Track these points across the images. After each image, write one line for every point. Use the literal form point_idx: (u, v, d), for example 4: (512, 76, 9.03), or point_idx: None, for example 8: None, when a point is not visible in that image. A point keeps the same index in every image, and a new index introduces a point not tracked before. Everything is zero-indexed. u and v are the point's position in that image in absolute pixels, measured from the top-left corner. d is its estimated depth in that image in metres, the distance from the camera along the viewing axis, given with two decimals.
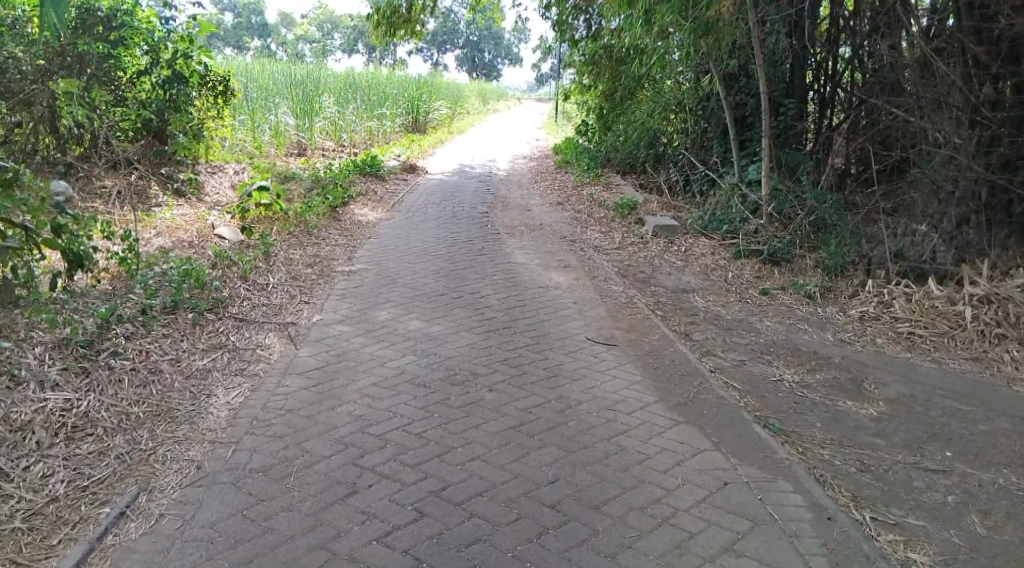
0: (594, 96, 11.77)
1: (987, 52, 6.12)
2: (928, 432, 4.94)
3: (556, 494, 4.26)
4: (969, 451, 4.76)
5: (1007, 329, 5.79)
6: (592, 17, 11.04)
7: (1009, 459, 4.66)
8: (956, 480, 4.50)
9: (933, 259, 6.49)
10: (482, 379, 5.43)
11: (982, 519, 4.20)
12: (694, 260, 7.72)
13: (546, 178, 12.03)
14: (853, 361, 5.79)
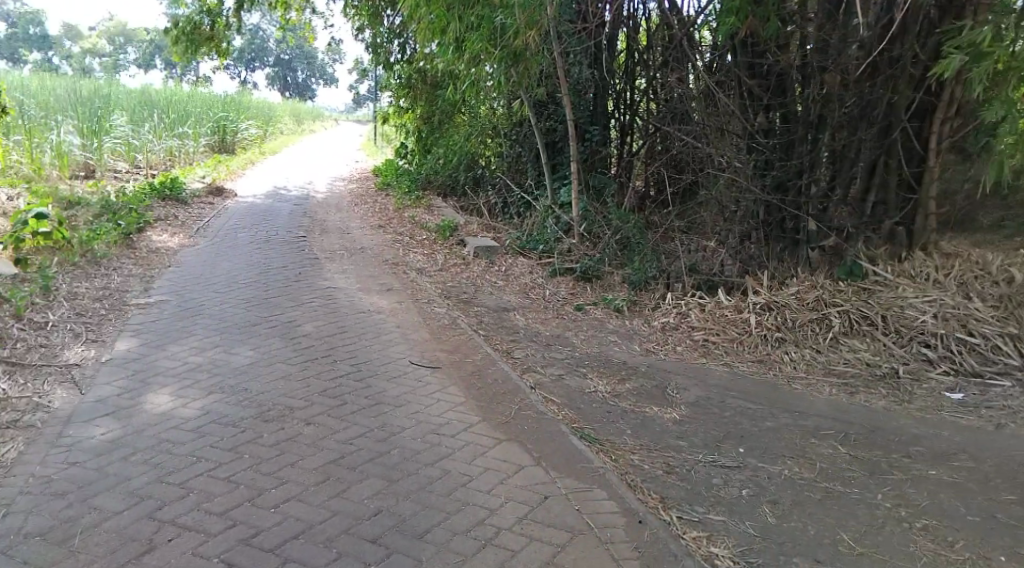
0: (411, 119, 11.77)
1: (760, 85, 6.83)
2: (722, 431, 5.01)
3: (378, 528, 3.99)
4: (759, 446, 4.78)
5: (785, 333, 6.20)
6: (406, 42, 11.19)
7: (794, 451, 4.69)
8: (748, 474, 4.46)
9: (722, 273, 7.09)
10: (298, 413, 5.10)
11: (772, 509, 4.12)
12: (514, 279, 7.89)
13: (366, 200, 11.78)
14: (658, 369, 6.08)
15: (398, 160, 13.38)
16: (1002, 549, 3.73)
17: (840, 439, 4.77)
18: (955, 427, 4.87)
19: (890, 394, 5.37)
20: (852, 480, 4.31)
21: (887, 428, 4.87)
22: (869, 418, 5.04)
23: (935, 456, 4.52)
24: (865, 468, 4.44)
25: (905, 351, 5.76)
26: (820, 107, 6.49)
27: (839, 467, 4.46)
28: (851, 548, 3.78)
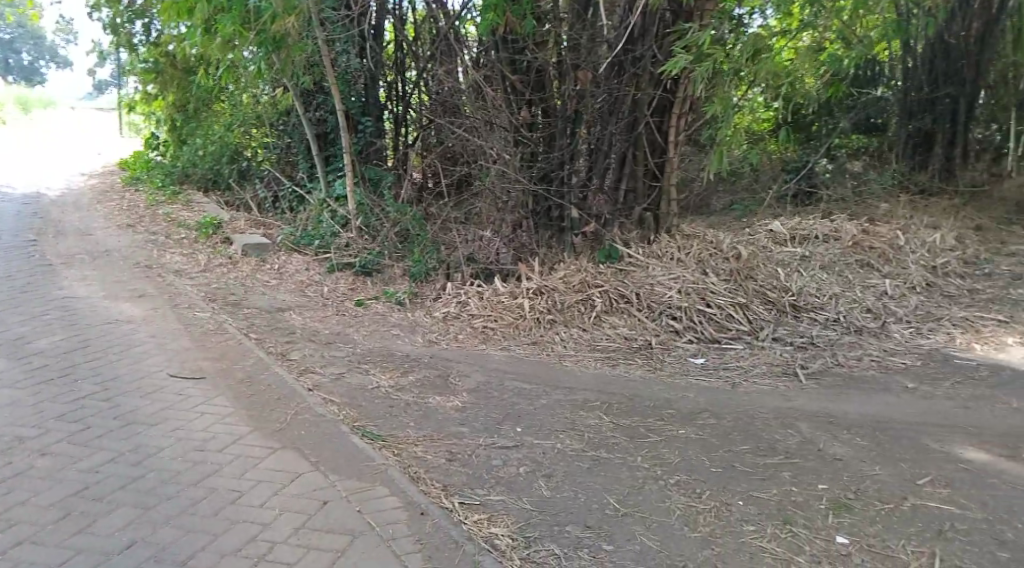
0: (162, 106, 11.24)
1: (522, 81, 7.09)
2: (501, 413, 5.21)
3: (130, 562, 3.68)
4: (534, 424, 5.02)
5: (556, 315, 6.47)
6: (152, 21, 10.60)
7: (564, 425, 4.97)
8: (525, 451, 4.68)
9: (497, 262, 7.31)
10: (30, 444, 4.61)
11: (546, 482, 4.33)
12: (288, 277, 7.65)
13: (110, 196, 10.88)
14: (440, 359, 6.13)
15: (148, 151, 12.54)
16: (740, 494, 4.06)
17: (606, 411, 5.12)
18: (699, 389, 5.33)
19: (645, 362, 5.79)
20: (616, 449, 4.62)
21: (642, 397, 5.28)
22: (631, 387, 5.45)
23: (685, 418, 4.93)
24: (626, 433, 4.80)
25: (656, 324, 6.17)
26: (575, 103, 6.89)
27: (604, 436, 4.79)
28: (614, 510, 4.01)
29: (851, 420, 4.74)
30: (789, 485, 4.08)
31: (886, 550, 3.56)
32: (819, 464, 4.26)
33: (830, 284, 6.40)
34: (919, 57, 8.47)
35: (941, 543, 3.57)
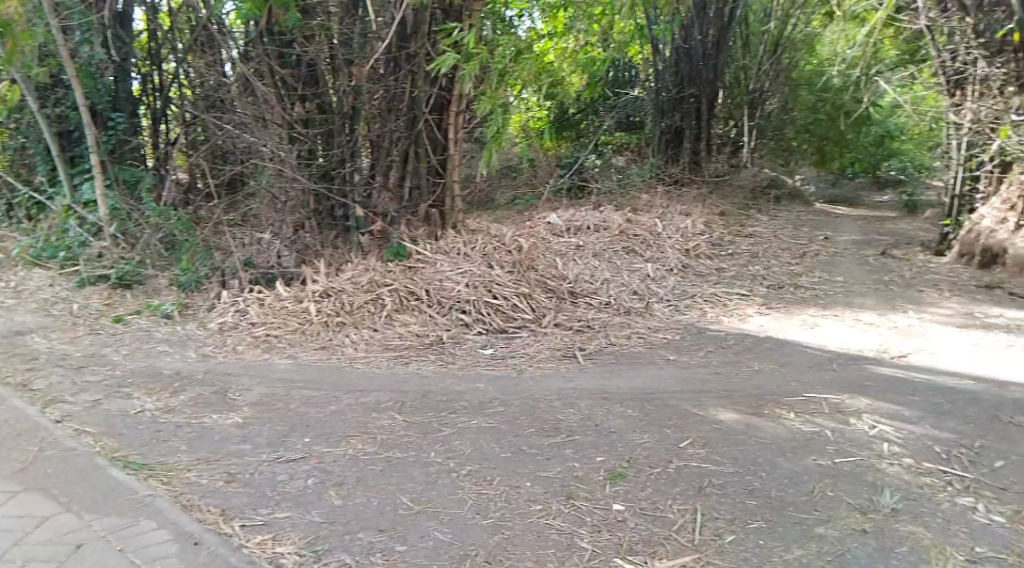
0: None
1: (292, 76, 5.46)
2: (285, 424, 3.60)
3: None
4: (325, 431, 3.52)
5: (345, 317, 4.86)
6: None
7: (359, 429, 3.54)
8: (314, 462, 3.25)
9: (280, 263, 5.57)
10: None
11: (336, 491, 3.03)
12: (26, 296, 5.67)
13: None
14: (216, 374, 4.23)
15: None
16: (527, 476, 3.09)
17: (399, 409, 3.74)
18: (488, 378, 4.09)
19: (437, 358, 4.41)
20: (412, 444, 3.37)
21: (442, 389, 3.96)
22: (419, 382, 4.07)
23: (473, 406, 3.74)
24: (419, 429, 3.51)
25: (446, 319, 4.85)
26: (352, 99, 5.48)
27: (398, 435, 3.46)
28: (406, 510, 2.89)
29: (659, 379, 3.94)
30: (572, 462, 3.16)
31: (658, 511, 2.81)
32: (618, 433, 3.38)
33: (600, 271, 5.73)
34: (667, 62, 9.15)
35: (709, 500, 2.85)
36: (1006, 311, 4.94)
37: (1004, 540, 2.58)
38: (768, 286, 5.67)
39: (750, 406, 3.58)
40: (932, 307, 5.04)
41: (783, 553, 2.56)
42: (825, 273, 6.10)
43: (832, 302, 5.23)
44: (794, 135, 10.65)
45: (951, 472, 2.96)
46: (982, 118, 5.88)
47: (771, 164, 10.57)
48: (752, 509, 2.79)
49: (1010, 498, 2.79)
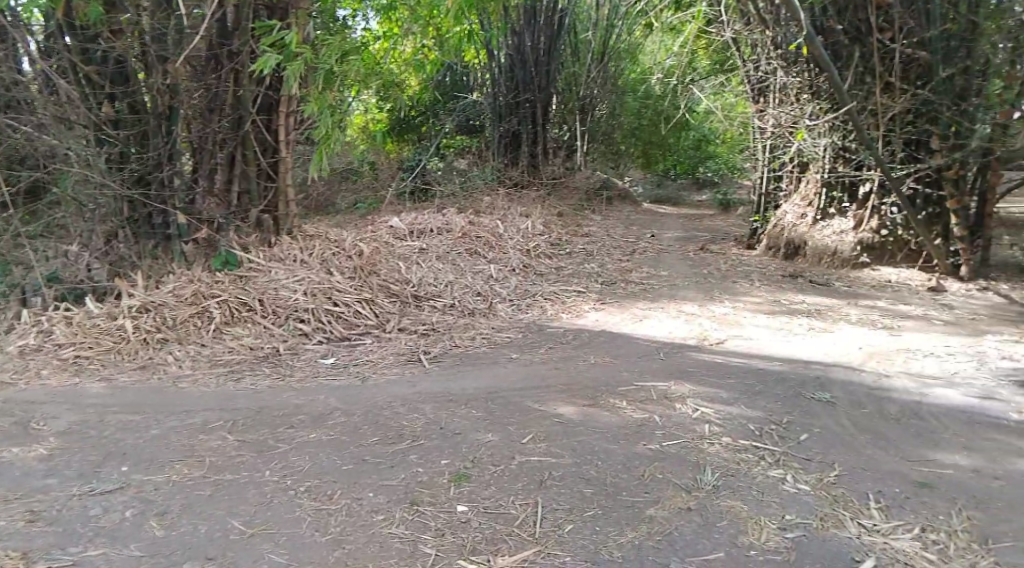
0: None
1: (98, 73, 5.03)
2: (98, 452, 3.30)
3: None
4: (147, 458, 3.24)
5: (168, 333, 4.54)
6: None
7: (186, 451, 3.29)
8: (133, 492, 2.99)
9: (90, 278, 4.98)
10: None
11: (158, 521, 2.83)
12: None
13: None
14: (18, 404, 3.82)
15: None
16: (370, 486, 3.00)
17: (230, 428, 3.50)
18: (332, 389, 3.91)
19: (272, 371, 4.22)
20: (244, 464, 3.16)
21: (278, 404, 3.74)
22: (252, 398, 3.83)
23: (311, 420, 3.55)
24: (253, 448, 3.30)
25: (282, 330, 4.67)
26: (168, 98, 5.07)
27: (229, 456, 3.24)
28: (239, 534, 2.74)
29: (500, 377, 3.98)
30: (416, 468, 3.08)
31: (499, 508, 2.84)
32: (460, 432, 3.36)
33: (444, 272, 5.74)
34: (502, 65, 9.35)
35: (547, 493, 2.91)
36: (808, 297, 5.44)
37: (809, 508, 2.78)
38: (601, 282, 5.93)
39: (587, 397, 3.66)
40: (746, 297, 5.46)
41: (617, 537, 2.67)
42: (653, 268, 6.44)
43: (659, 295, 5.54)
44: (621, 138, 11.71)
45: (764, 447, 3.16)
46: (783, 123, 6.46)
47: (606, 167, 11.52)
48: (588, 497, 2.88)
49: (814, 468, 3.02)
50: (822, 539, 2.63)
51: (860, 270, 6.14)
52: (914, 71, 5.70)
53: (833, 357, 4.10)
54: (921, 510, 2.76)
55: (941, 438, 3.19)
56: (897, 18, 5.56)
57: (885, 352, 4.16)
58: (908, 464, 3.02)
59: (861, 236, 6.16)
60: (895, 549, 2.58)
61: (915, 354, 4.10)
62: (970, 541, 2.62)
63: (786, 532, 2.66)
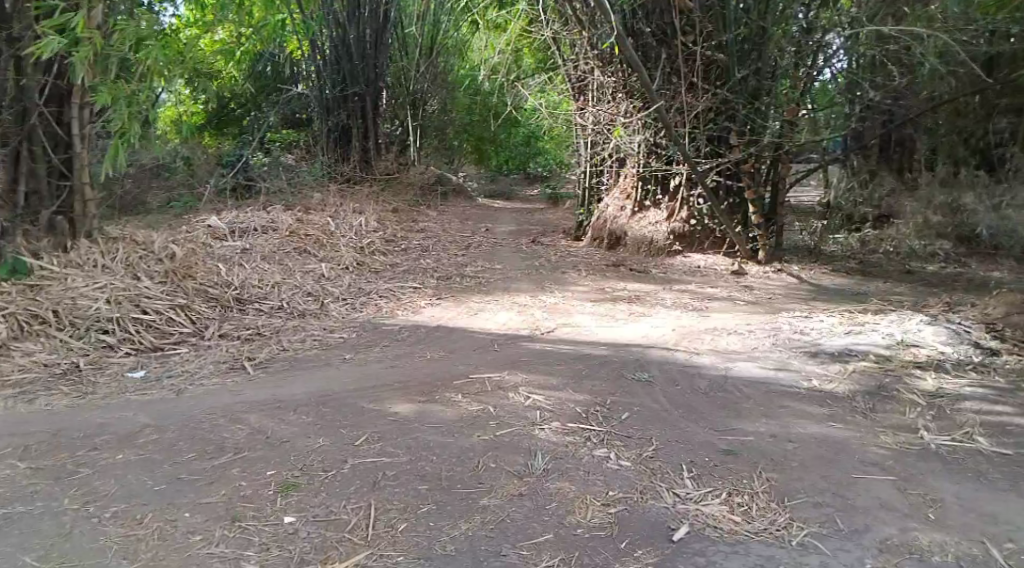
0: None
1: None
2: None
3: None
4: None
5: None
6: None
7: None
8: None
9: None
10: None
11: None
12: None
13: None
14: None
15: None
16: (185, 506, 2.78)
17: (22, 455, 3.15)
18: (143, 404, 3.63)
19: (71, 389, 3.83)
20: (40, 494, 2.86)
21: (80, 425, 3.40)
22: (47, 421, 3.46)
23: (119, 439, 3.26)
24: (50, 475, 2.98)
25: (83, 342, 4.29)
26: None
27: (21, 486, 2.91)
28: None
29: (335, 379, 3.87)
30: (239, 481, 2.90)
31: (331, 515, 2.72)
32: (291, 440, 3.20)
33: (271, 273, 5.57)
34: (327, 57, 8.95)
35: (381, 493, 2.82)
36: (630, 285, 5.75)
37: (629, 483, 2.86)
38: (436, 278, 5.97)
39: (423, 393, 3.61)
40: (574, 286, 5.68)
41: (449, 531, 2.62)
42: (486, 262, 6.55)
43: (493, 288, 5.66)
44: (453, 132, 12.13)
45: (590, 428, 3.24)
46: (601, 120, 6.77)
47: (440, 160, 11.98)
48: (422, 493, 2.82)
49: (636, 445, 3.13)
50: (642, 512, 2.71)
51: (673, 257, 6.59)
52: (713, 73, 6.18)
53: (651, 339, 4.38)
54: (730, 476, 2.92)
55: (743, 407, 3.46)
56: (697, 22, 6.01)
57: (696, 332, 4.48)
58: (717, 434, 3.23)
59: (673, 226, 6.61)
60: (708, 515, 2.69)
61: (721, 332, 4.46)
62: (769, 500, 2.77)
63: (609, 508, 2.72)
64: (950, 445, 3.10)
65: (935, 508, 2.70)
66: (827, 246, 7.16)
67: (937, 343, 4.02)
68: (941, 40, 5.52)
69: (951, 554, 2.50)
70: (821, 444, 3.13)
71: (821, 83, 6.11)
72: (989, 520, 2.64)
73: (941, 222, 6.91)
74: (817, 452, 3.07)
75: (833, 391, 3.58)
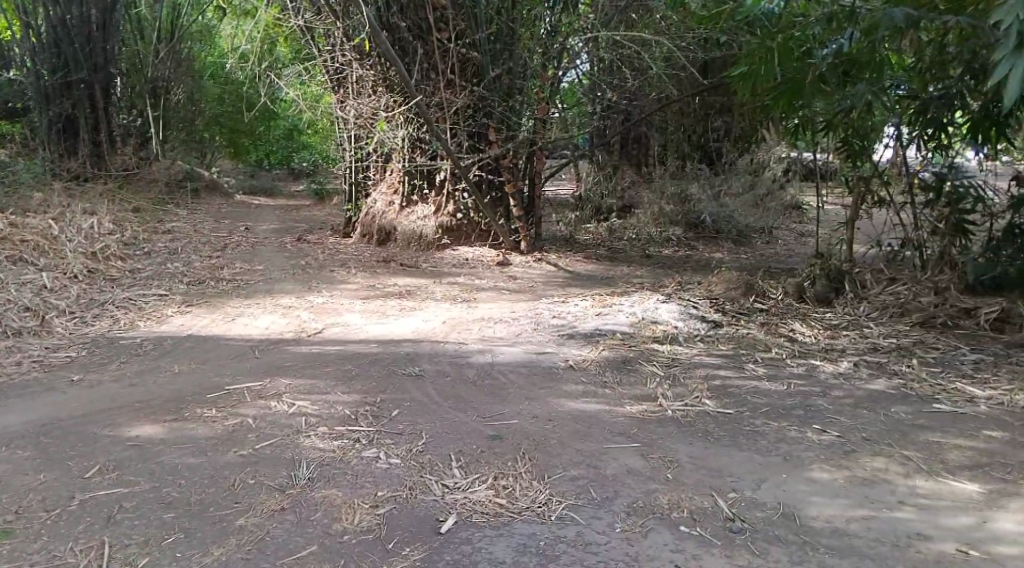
0: None
1: None
2: None
3: None
4: None
5: None
6: None
7: None
8: None
9: None
10: None
11: None
12: None
13: None
14: None
15: None
16: None
17: None
18: None
19: None
20: None
21: None
22: None
23: None
24: None
25: None
26: None
27: None
28: None
29: (60, 406, 3.54)
30: None
31: (54, 560, 2.48)
32: (4, 479, 2.90)
33: None
34: (43, 40, 8.24)
35: (117, 528, 2.63)
36: (400, 280, 5.78)
37: (398, 479, 2.88)
38: (188, 282, 5.63)
39: (169, 412, 3.42)
40: (341, 285, 5.61)
41: (200, 558, 2.48)
42: (246, 264, 6.28)
43: (254, 290, 5.44)
44: (205, 126, 11.64)
45: (360, 429, 3.23)
46: (362, 114, 6.67)
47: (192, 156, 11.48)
48: (170, 521, 2.66)
49: (405, 441, 3.15)
50: (410, 508, 2.72)
51: (442, 251, 6.73)
52: (469, 70, 6.28)
53: (421, 333, 4.44)
54: (495, 460, 3.02)
55: (508, 392, 3.62)
56: (450, 20, 6.10)
57: (466, 323, 4.62)
58: (482, 421, 3.34)
59: (440, 221, 6.76)
60: (474, 501, 2.75)
61: (489, 322, 4.63)
62: (532, 479, 2.89)
63: (377, 509, 2.71)
64: (684, 410, 3.43)
65: (672, 468, 2.95)
66: (580, 234, 7.67)
67: (672, 318, 4.44)
68: (665, 48, 6.22)
69: (687, 508, 2.71)
70: (576, 421, 3.34)
71: (568, 83, 6.63)
72: (714, 474, 2.92)
73: (674, 212, 7.66)
74: (573, 428, 3.28)
75: (587, 369, 3.85)
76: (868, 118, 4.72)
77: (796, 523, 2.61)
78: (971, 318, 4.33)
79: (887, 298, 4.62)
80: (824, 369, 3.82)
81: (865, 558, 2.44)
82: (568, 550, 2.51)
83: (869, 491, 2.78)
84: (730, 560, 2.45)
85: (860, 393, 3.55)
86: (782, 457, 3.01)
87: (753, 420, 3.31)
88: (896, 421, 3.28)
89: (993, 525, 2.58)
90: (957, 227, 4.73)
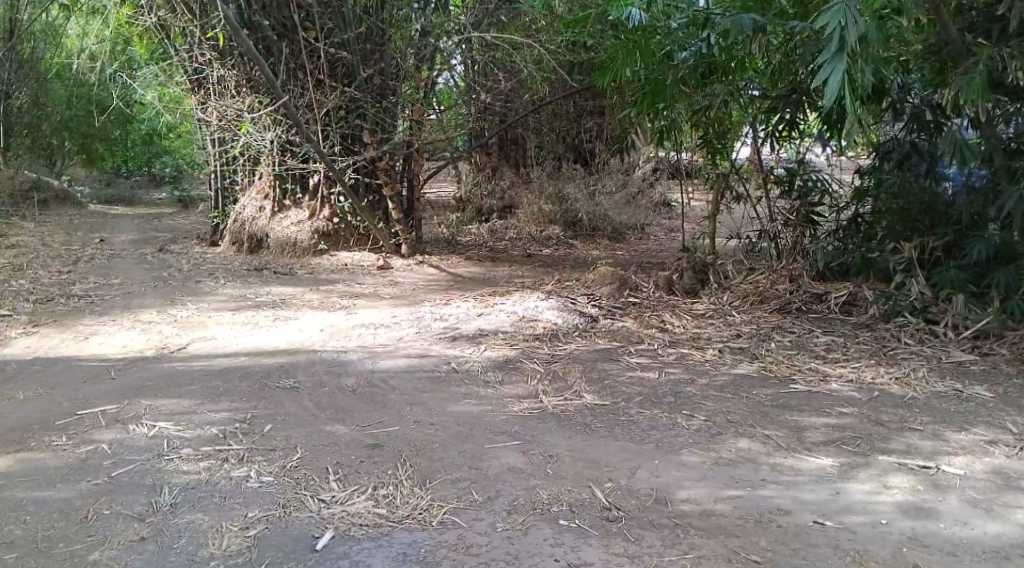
0: None
1: None
2: None
3: None
4: None
5: None
6: None
7: None
8: None
9: None
10: None
11: None
12: None
13: None
14: None
15: None
16: None
17: None
18: None
19: None
20: None
21: None
22: None
23: None
24: None
25: None
26: None
27: None
28: None
29: None
30: None
31: None
32: None
33: None
34: None
35: None
36: (273, 289, 5.61)
37: (272, 498, 2.79)
38: (33, 300, 5.24)
39: (11, 443, 3.18)
40: (209, 297, 5.38)
41: None
42: (101, 278, 5.93)
43: (110, 307, 5.14)
44: (51, 131, 11.21)
45: (228, 448, 3.10)
46: (225, 116, 6.39)
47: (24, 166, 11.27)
48: (10, 563, 2.46)
49: (279, 457, 3.05)
50: (282, 527, 2.64)
51: (320, 256, 6.57)
52: (339, 70, 6.19)
53: (296, 343, 4.32)
54: (374, 470, 2.96)
55: (389, 400, 3.56)
56: (317, 18, 5.96)
57: (344, 330, 4.52)
58: (361, 431, 3.27)
59: (316, 225, 6.61)
60: (353, 514, 2.69)
61: (368, 327, 4.55)
62: (413, 485, 2.85)
63: (247, 531, 2.60)
64: (563, 405, 3.47)
65: (551, 463, 2.98)
66: (462, 237, 7.68)
67: (552, 316, 4.50)
68: (535, 51, 6.26)
69: (565, 502, 2.74)
70: (458, 423, 3.32)
71: (443, 86, 6.57)
72: (591, 465, 2.97)
73: (552, 211, 7.87)
74: (455, 431, 3.26)
75: (470, 370, 3.85)
76: (726, 120, 5.09)
77: (668, 508, 2.69)
78: (822, 302, 4.61)
79: (747, 287, 4.82)
80: (693, 357, 3.97)
81: (732, 537, 2.53)
82: (449, 555, 2.49)
83: (735, 471, 2.90)
84: (606, 549, 2.50)
85: (726, 378, 3.70)
86: (655, 444, 3.10)
87: (628, 410, 3.40)
88: (757, 403, 3.43)
89: (845, 495, 2.74)
90: (806, 218, 5.05)
